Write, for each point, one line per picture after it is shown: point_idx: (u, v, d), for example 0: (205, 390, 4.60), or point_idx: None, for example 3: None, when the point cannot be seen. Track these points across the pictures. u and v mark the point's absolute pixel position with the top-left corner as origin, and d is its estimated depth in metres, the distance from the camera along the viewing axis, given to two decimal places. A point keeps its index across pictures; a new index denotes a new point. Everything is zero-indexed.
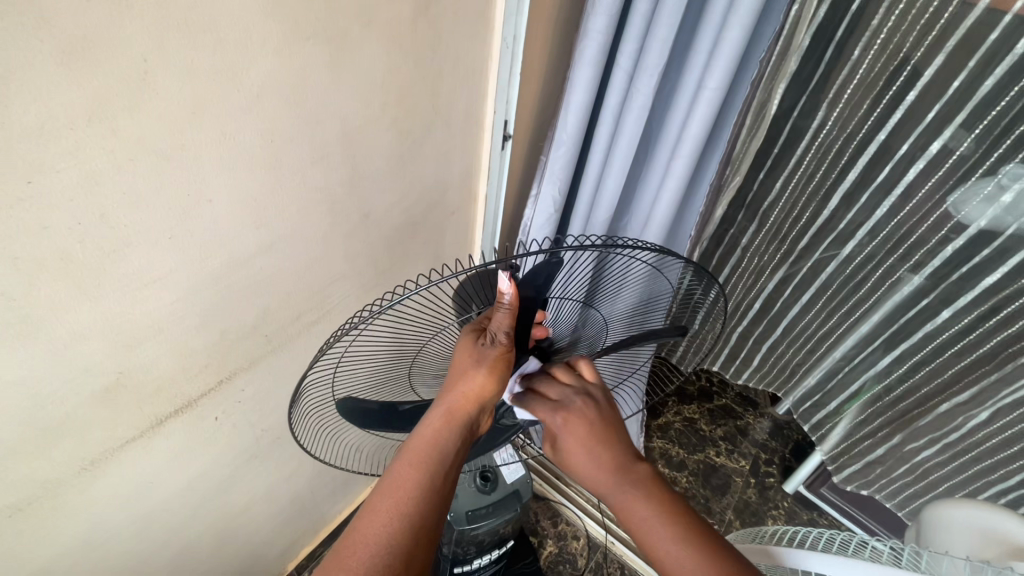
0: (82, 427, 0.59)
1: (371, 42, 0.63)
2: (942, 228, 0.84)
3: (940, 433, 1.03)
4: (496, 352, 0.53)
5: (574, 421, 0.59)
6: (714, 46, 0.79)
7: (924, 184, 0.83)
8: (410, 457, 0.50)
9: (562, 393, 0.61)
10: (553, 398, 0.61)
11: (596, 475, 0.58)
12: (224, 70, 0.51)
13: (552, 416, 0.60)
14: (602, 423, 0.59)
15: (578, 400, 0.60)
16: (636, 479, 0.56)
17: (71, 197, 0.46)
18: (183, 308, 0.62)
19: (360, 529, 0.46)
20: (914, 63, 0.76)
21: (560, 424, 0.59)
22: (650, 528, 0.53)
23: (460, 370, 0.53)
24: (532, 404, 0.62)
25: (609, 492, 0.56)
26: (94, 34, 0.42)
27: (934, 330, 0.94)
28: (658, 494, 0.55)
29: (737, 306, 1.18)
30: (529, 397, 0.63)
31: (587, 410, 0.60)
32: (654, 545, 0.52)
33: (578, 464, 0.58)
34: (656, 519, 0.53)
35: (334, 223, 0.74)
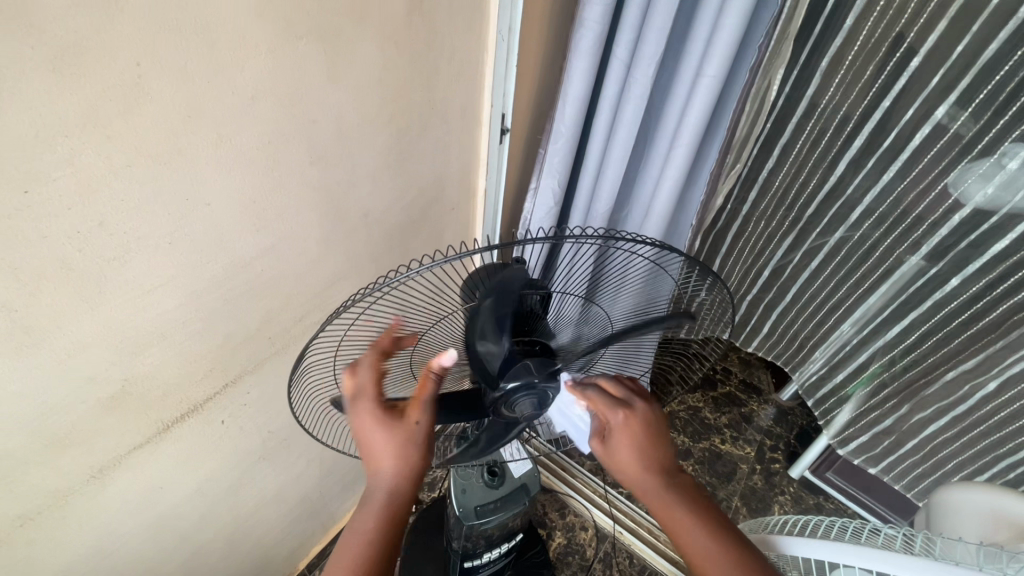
0: (88, 435, 0.59)
1: (367, 38, 0.62)
2: (948, 196, 0.84)
3: (947, 403, 1.01)
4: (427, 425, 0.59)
5: (648, 416, 0.59)
6: (711, 33, 0.79)
7: (930, 148, 0.82)
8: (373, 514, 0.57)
9: (639, 388, 0.62)
10: (617, 395, 0.60)
11: (640, 468, 0.58)
12: (218, 73, 0.50)
13: (635, 401, 0.60)
14: (665, 428, 0.60)
15: (657, 400, 0.61)
16: (681, 484, 0.57)
17: (68, 206, 0.46)
18: (185, 313, 0.61)
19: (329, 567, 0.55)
20: (910, 41, 0.77)
21: (640, 410, 0.59)
22: (691, 529, 0.54)
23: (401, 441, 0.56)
24: (593, 395, 0.59)
25: (651, 488, 0.57)
26: (84, 41, 0.41)
27: (942, 299, 0.92)
28: (699, 501, 0.57)
29: (743, 277, 1.20)
30: (607, 375, 0.62)
31: (661, 411, 0.60)
32: (689, 543, 0.54)
33: (630, 456, 0.58)
34: (698, 522, 0.54)
35: (335, 220, 0.73)
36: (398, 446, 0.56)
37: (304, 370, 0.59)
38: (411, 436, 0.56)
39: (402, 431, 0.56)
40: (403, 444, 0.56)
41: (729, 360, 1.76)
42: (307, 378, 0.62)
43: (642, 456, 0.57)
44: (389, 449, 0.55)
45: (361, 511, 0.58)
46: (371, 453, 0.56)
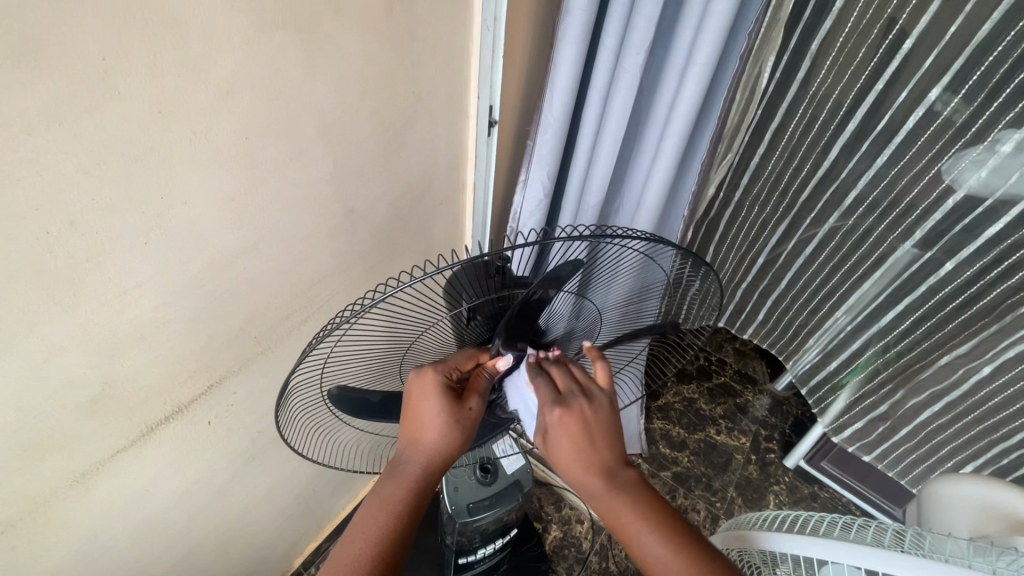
0: (68, 440, 0.58)
1: (345, 28, 0.61)
2: (942, 180, 0.83)
3: (942, 388, 1.01)
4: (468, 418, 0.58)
5: (593, 412, 0.58)
6: (701, 21, 0.77)
7: (923, 132, 0.81)
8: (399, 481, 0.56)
9: (584, 383, 0.61)
10: (560, 391, 0.59)
11: (583, 469, 0.57)
12: (189, 67, 0.49)
13: (576, 397, 0.58)
14: (611, 425, 0.59)
15: (601, 394, 0.60)
16: (627, 485, 0.57)
17: (36, 207, 0.45)
18: (165, 314, 0.60)
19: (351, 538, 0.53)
20: (902, 23, 0.75)
21: (580, 407, 0.58)
22: (641, 532, 0.54)
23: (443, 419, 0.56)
24: (536, 391, 0.58)
25: (599, 489, 0.56)
26: (45, 35, 0.40)
27: (937, 284, 0.91)
28: (649, 502, 0.56)
29: (738, 263, 1.19)
30: (552, 368, 0.60)
31: (605, 407, 0.59)
32: (641, 547, 0.54)
33: (574, 457, 0.57)
34: (647, 525, 0.54)
35: (319, 217, 0.72)
36: (442, 423, 0.56)
37: (291, 392, 0.58)
38: (458, 419, 0.56)
39: (453, 410, 0.56)
40: (449, 424, 0.56)
41: (724, 351, 1.76)
42: (294, 398, 0.61)
43: (587, 454, 0.57)
44: (437, 423, 0.56)
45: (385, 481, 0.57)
46: (419, 421, 0.56)
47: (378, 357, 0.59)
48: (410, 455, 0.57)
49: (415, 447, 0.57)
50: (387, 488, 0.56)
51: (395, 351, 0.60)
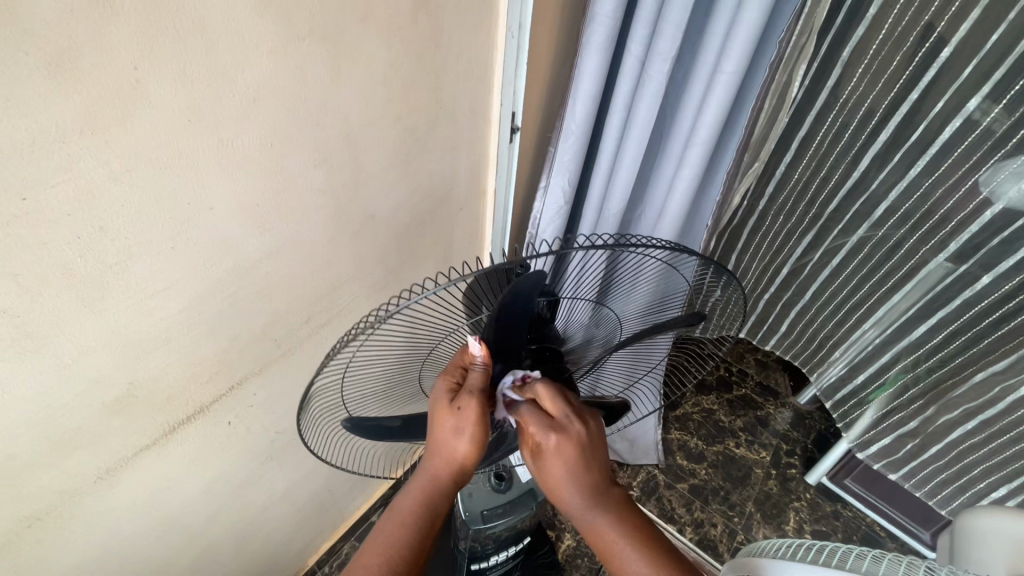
0: (94, 437, 0.59)
1: (371, 36, 0.61)
2: (980, 192, 0.79)
3: (975, 406, 0.97)
4: (472, 424, 0.55)
5: (566, 447, 0.56)
6: (730, 27, 0.75)
7: (961, 143, 0.78)
8: (417, 486, 0.58)
9: (559, 412, 0.58)
10: (551, 415, 0.58)
11: (569, 491, 0.58)
12: (218, 76, 0.49)
13: (546, 437, 0.56)
14: (591, 451, 0.58)
15: (575, 423, 0.57)
16: (611, 502, 0.59)
17: (68, 212, 0.46)
18: (189, 317, 0.61)
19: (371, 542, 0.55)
20: (939, 31, 0.73)
21: (551, 448, 0.56)
22: (622, 549, 0.57)
23: (446, 423, 0.55)
24: (526, 415, 0.58)
25: (579, 512, 0.58)
26: (81, 44, 0.40)
27: (973, 297, 0.88)
28: (629, 521, 0.59)
29: (759, 276, 1.16)
30: (524, 409, 0.58)
31: (582, 436, 0.57)
32: (622, 564, 0.57)
33: (552, 483, 0.58)
34: (630, 543, 0.57)
35: (339, 224, 0.72)
36: (450, 429, 0.55)
37: (312, 399, 0.57)
38: (463, 422, 0.55)
39: (452, 414, 0.55)
40: (454, 429, 0.55)
41: (745, 361, 1.72)
42: (315, 406, 0.60)
43: (564, 484, 0.57)
44: (445, 427, 0.55)
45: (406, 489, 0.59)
46: (431, 429, 0.57)
47: (397, 363, 0.59)
48: (427, 465, 0.58)
49: (432, 457, 0.57)
50: (402, 503, 0.57)
51: (415, 356, 0.59)
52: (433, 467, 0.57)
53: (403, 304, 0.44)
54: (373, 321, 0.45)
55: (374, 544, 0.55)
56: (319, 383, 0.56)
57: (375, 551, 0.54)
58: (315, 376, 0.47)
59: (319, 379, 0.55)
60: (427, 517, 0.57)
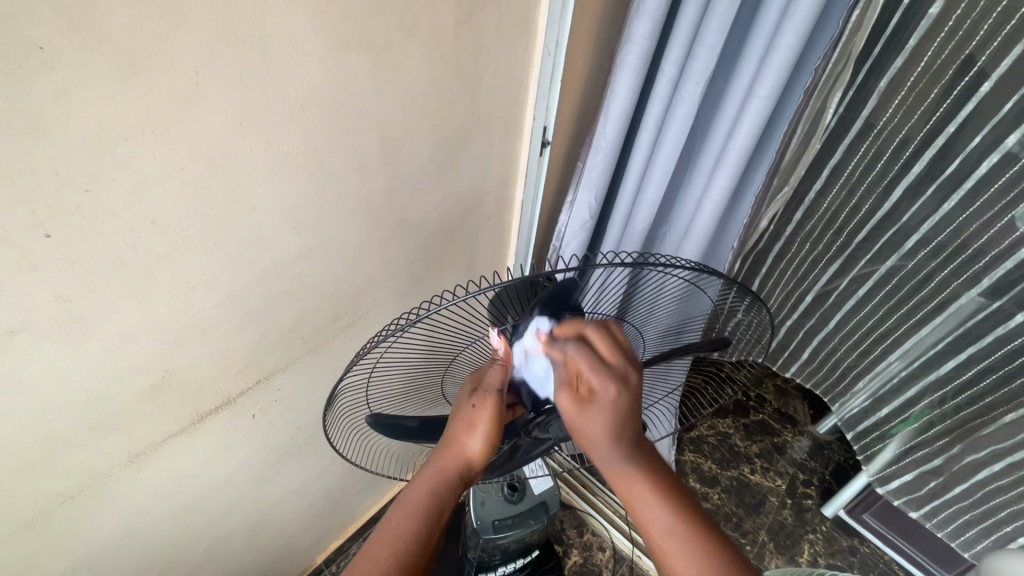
0: (128, 421, 0.62)
1: (414, 50, 0.63)
2: (1015, 230, 0.78)
3: (1002, 447, 0.95)
4: (484, 416, 0.58)
5: (622, 398, 0.54)
6: (765, 53, 0.76)
7: (998, 178, 0.77)
8: (425, 479, 0.59)
9: (614, 356, 0.54)
10: (605, 360, 0.54)
11: (608, 441, 0.56)
12: (271, 83, 0.52)
13: (607, 387, 0.53)
14: (636, 406, 0.56)
15: (633, 372, 0.55)
16: (641, 457, 0.59)
17: (124, 205, 0.48)
18: (225, 311, 0.63)
19: (385, 529, 0.54)
20: (980, 65, 0.72)
21: (608, 397, 0.53)
22: (651, 504, 0.56)
23: (459, 420, 0.59)
24: (575, 356, 0.53)
25: (612, 464, 0.57)
26: (149, 48, 0.43)
27: (1005, 335, 0.86)
28: (656, 474, 0.59)
29: (783, 302, 1.15)
30: (574, 349, 0.53)
31: (635, 390, 0.55)
32: (648, 518, 0.56)
33: (596, 433, 0.56)
34: (658, 498, 0.57)
35: (371, 229, 0.74)
36: (463, 426, 0.58)
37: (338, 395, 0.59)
38: (476, 416, 0.58)
39: (467, 411, 0.59)
40: (467, 425, 0.59)
41: (764, 387, 1.69)
42: (341, 401, 0.62)
43: (608, 436, 0.56)
44: (459, 424, 0.59)
45: (413, 483, 0.59)
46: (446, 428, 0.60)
47: (421, 366, 0.60)
48: (435, 459, 0.60)
49: (440, 453, 0.59)
50: (410, 492, 0.58)
51: (440, 361, 0.61)
52: (441, 464, 0.59)
53: (430, 310, 0.45)
54: (401, 324, 0.46)
55: (388, 528, 0.54)
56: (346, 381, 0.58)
57: (386, 537, 0.54)
58: (344, 374, 0.49)
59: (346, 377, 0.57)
60: (435, 509, 0.57)
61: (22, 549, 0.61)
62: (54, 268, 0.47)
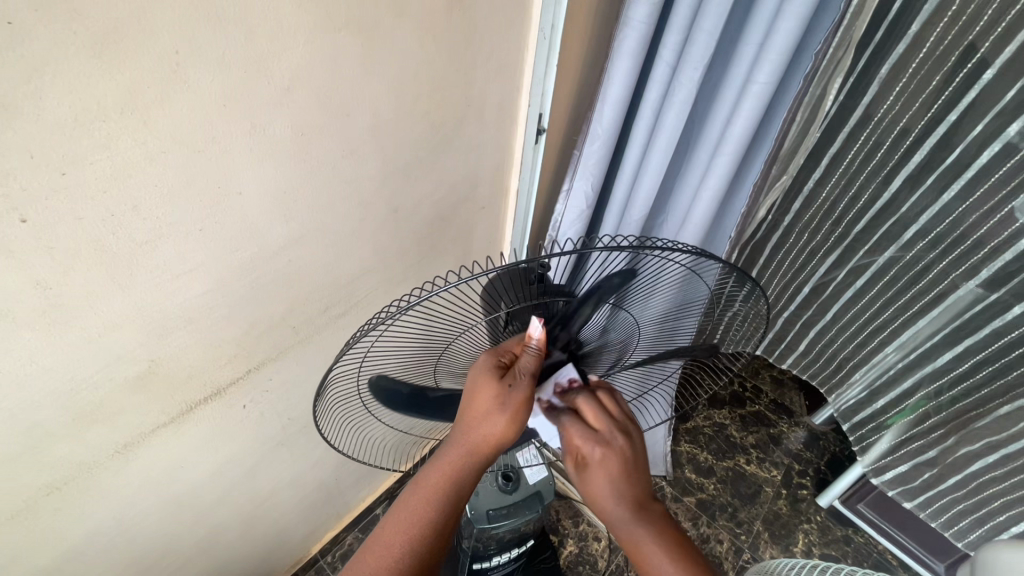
0: (114, 411, 0.61)
1: (404, 33, 0.61)
2: (1014, 222, 0.77)
3: (997, 440, 0.94)
4: (517, 401, 0.53)
5: (611, 458, 0.57)
6: (765, 37, 0.74)
7: (999, 168, 0.76)
8: (445, 462, 0.56)
9: (602, 423, 0.59)
10: (594, 427, 0.59)
11: (612, 508, 0.58)
12: (255, 64, 0.50)
13: (591, 449, 0.57)
14: (634, 464, 0.58)
15: (619, 437, 0.58)
16: (655, 521, 0.58)
17: (104, 189, 0.47)
18: (212, 299, 0.62)
19: (399, 514, 0.55)
20: (982, 52, 0.70)
21: (596, 458, 0.57)
22: (662, 566, 0.56)
23: (483, 404, 0.53)
24: (567, 424, 0.59)
25: (625, 528, 0.58)
26: (125, 25, 0.41)
27: (1002, 327, 0.85)
28: (671, 538, 0.58)
29: (780, 293, 1.14)
30: (567, 419, 0.59)
31: (626, 448, 0.58)
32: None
33: (599, 498, 0.58)
34: (669, 559, 0.56)
35: (363, 216, 0.73)
36: (490, 408, 0.54)
37: (328, 385, 0.57)
38: (507, 402, 0.53)
39: (495, 394, 0.53)
40: (494, 408, 0.54)
41: (760, 377, 1.69)
42: (331, 392, 0.60)
43: (611, 499, 0.57)
44: (484, 405, 0.53)
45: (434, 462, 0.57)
46: (468, 404, 0.55)
47: (415, 355, 0.59)
48: (458, 439, 0.56)
49: (465, 432, 0.55)
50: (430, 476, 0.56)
51: (433, 352, 0.59)
52: (467, 445, 0.55)
53: (428, 292, 0.44)
54: (396, 309, 0.45)
55: (401, 514, 0.55)
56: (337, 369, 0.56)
57: (401, 522, 0.54)
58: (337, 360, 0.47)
59: (338, 365, 0.55)
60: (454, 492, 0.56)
61: (7, 541, 0.61)
62: (32, 254, 0.45)
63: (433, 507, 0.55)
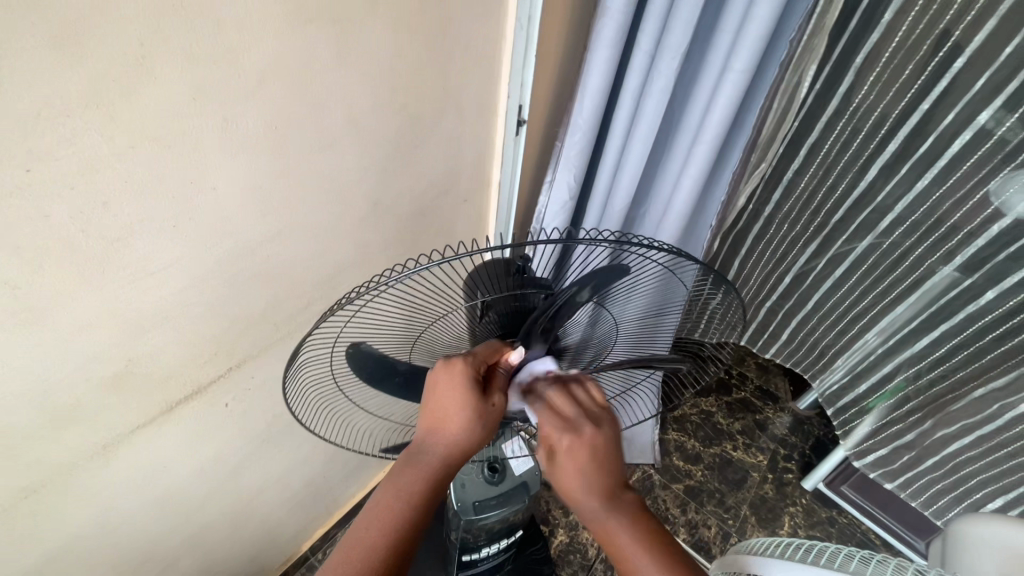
0: (92, 411, 0.60)
1: (377, 24, 0.61)
2: (986, 209, 0.79)
3: (973, 422, 0.97)
4: (494, 413, 0.58)
5: (579, 448, 0.55)
6: (741, 26, 0.75)
7: (971, 156, 0.77)
8: (414, 466, 0.57)
9: (574, 413, 0.57)
10: (565, 415, 0.57)
11: (582, 500, 0.56)
12: (224, 56, 0.49)
13: (560, 438, 0.55)
14: (607, 452, 0.56)
15: (590, 426, 0.56)
16: (631, 511, 0.56)
17: (71, 186, 0.46)
18: (189, 296, 0.61)
19: (362, 524, 0.54)
20: (956, 38, 0.71)
21: (563, 448, 0.55)
22: (638, 565, 0.54)
23: (458, 412, 0.56)
24: (540, 413, 0.57)
25: (597, 520, 0.56)
26: (86, 18, 0.40)
27: (976, 312, 0.87)
28: (646, 529, 0.56)
29: (761, 284, 1.15)
30: (540, 410, 0.57)
31: (595, 438, 0.55)
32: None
33: (569, 490, 0.56)
34: (645, 553, 0.54)
35: (341, 211, 0.72)
36: (467, 415, 0.56)
37: (300, 361, 0.56)
38: (485, 411, 0.57)
39: (478, 405, 0.56)
40: (474, 417, 0.56)
41: (745, 365, 1.71)
42: (302, 372, 0.60)
43: (582, 490, 0.55)
44: (461, 412, 0.56)
45: (402, 466, 0.57)
46: (444, 411, 0.57)
47: (391, 341, 0.58)
48: (432, 444, 0.58)
49: (438, 436, 0.57)
50: (400, 478, 0.56)
51: (409, 337, 0.58)
52: (440, 448, 0.57)
53: (410, 270, 0.44)
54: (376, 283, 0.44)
55: (365, 521, 0.54)
56: (310, 346, 0.55)
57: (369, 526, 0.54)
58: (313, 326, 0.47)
59: (310, 340, 0.54)
60: (422, 499, 0.56)
61: None
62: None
63: (436, 458, 0.57)
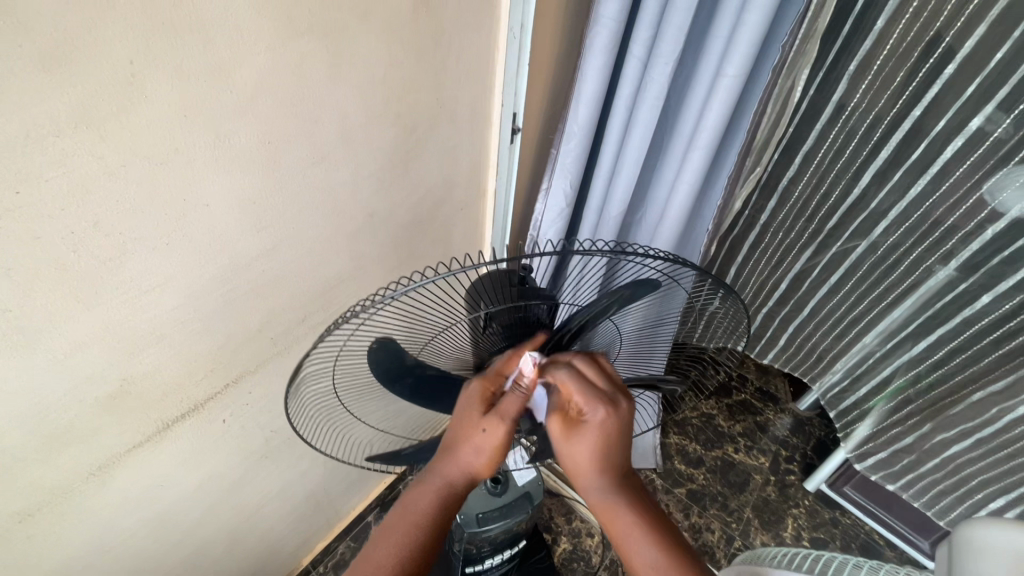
0: (87, 433, 0.59)
1: (370, 39, 0.61)
2: (978, 216, 0.79)
3: (973, 425, 0.97)
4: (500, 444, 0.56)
5: (610, 423, 0.55)
6: (733, 31, 0.75)
7: (961, 163, 0.78)
8: (424, 492, 0.58)
9: (601, 383, 0.56)
10: (598, 387, 0.55)
11: (593, 469, 0.57)
12: (216, 73, 0.49)
13: (596, 409, 0.54)
14: (626, 430, 0.57)
15: (622, 400, 0.56)
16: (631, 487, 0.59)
17: (62, 206, 0.45)
18: (183, 314, 0.61)
19: (376, 550, 0.55)
20: (949, 40, 0.71)
21: (598, 419, 0.54)
22: (638, 541, 0.57)
23: (465, 442, 0.56)
24: (567, 381, 0.54)
25: (601, 492, 0.58)
26: (75, 38, 0.40)
27: (972, 316, 0.87)
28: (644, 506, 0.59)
29: (757, 291, 1.16)
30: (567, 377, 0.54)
31: (625, 415, 0.56)
32: (634, 552, 0.57)
33: (583, 459, 0.56)
34: (645, 530, 0.57)
35: (335, 226, 0.72)
36: (474, 446, 0.56)
37: (300, 380, 0.55)
38: (489, 443, 0.55)
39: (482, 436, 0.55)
40: (480, 448, 0.56)
41: (745, 366, 1.71)
42: (301, 391, 0.59)
43: (595, 461, 0.56)
44: (468, 442, 0.56)
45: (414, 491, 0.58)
46: (452, 441, 0.57)
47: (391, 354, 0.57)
48: (437, 471, 0.57)
49: (445, 464, 0.57)
50: (412, 504, 0.57)
51: (408, 349, 0.57)
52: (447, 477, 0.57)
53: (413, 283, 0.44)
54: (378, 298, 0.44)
55: (380, 544, 0.55)
56: (309, 365, 0.54)
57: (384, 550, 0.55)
58: (313, 346, 0.46)
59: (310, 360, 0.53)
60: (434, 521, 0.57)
61: None
62: None
63: (439, 484, 0.57)
